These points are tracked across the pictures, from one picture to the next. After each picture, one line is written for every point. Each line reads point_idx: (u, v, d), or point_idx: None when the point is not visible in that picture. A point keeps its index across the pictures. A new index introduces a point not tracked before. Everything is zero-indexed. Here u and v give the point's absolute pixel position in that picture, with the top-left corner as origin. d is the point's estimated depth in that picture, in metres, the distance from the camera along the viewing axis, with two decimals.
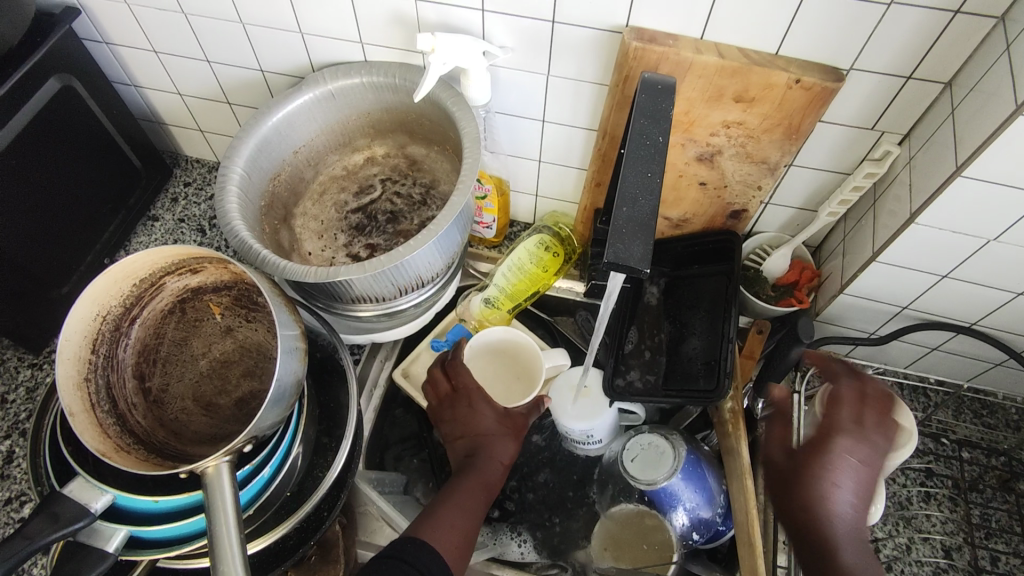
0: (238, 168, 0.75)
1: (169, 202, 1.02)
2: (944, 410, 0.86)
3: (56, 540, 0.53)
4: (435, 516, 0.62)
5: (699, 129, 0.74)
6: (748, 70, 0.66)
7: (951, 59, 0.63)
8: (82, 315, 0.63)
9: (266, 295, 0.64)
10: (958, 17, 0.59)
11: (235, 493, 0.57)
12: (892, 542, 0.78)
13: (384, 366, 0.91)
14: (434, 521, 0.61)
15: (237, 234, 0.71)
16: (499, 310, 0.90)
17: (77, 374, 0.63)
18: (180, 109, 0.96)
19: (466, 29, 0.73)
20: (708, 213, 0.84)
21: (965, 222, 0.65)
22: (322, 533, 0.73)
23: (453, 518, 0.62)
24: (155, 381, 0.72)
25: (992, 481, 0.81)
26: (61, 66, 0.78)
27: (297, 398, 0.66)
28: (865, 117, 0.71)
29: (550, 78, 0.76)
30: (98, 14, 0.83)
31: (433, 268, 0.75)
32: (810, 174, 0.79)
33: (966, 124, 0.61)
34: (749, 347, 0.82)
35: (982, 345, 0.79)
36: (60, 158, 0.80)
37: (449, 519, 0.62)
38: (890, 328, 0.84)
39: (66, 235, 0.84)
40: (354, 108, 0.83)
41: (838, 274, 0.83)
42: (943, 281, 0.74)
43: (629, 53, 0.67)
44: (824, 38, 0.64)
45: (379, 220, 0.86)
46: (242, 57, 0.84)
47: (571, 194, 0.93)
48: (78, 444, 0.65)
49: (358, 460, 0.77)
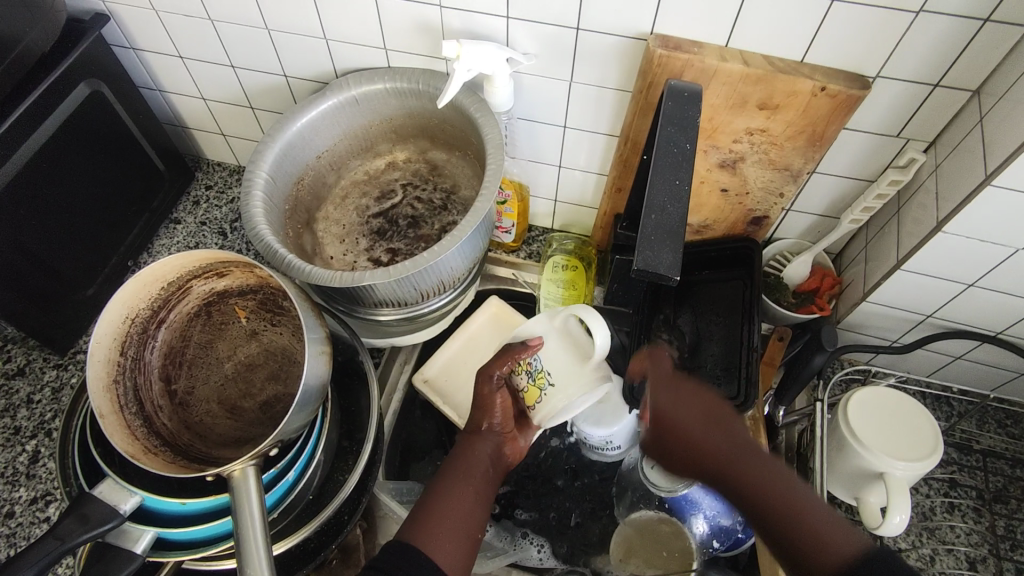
0: (263, 173, 0.76)
1: (191, 205, 1.03)
2: (967, 420, 0.85)
3: (86, 541, 0.54)
4: (429, 519, 0.61)
5: (723, 136, 0.74)
6: (774, 78, 0.66)
7: (980, 67, 0.62)
8: (112, 317, 0.64)
9: (292, 299, 0.64)
10: (988, 24, 0.59)
11: (261, 496, 0.57)
12: (915, 553, 0.77)
13: (403, 370, 0.91)
14: (427, 525, 0.60)
15: (263, 238, 0.72)
16: None
17: (106, 376, 0.64)
18: (203, 114, 0.97)
19: (490, 35, 0.74)
20: (729, 219, 0.84)
21: (993, 231, 0.65)
22: (343, 536, 0.74)
23: (448, 518, 0.61)
24: (181, 383, 0.72)
25: (1017, 492, 0.80)
26: (90, 72, 0.79)
27: (321, 401, 0.66)
28: (890, 125, 0.70)
29: (573, 85, 0.76)
30: (125, 20, 0.84)
31: (455, 273, 0.76)
32: (833, 181, 0.79)
33: (995, 132, 0.61)
34: (770, 355, 0.84)
35: (1007, 354, 0.79)
36: (87, 162, 0.81)
37: (443, 521, 0.60)
38: (913, 337, 0.83)
39: (93, 238, 0.85)
40: (376, 114, 0.83)
41: (860, 281, 0.82)
42: (969, 290, 0.73)
43: (654, 60, 0.67)
44: (851, 45, 0.64)
45: (400, 224, 0.86)
46: (266, 63, 0.85)
47: (591, 199, 0.93)
48: (106, 445, 0.66)
49: (378, 464, 0.78)
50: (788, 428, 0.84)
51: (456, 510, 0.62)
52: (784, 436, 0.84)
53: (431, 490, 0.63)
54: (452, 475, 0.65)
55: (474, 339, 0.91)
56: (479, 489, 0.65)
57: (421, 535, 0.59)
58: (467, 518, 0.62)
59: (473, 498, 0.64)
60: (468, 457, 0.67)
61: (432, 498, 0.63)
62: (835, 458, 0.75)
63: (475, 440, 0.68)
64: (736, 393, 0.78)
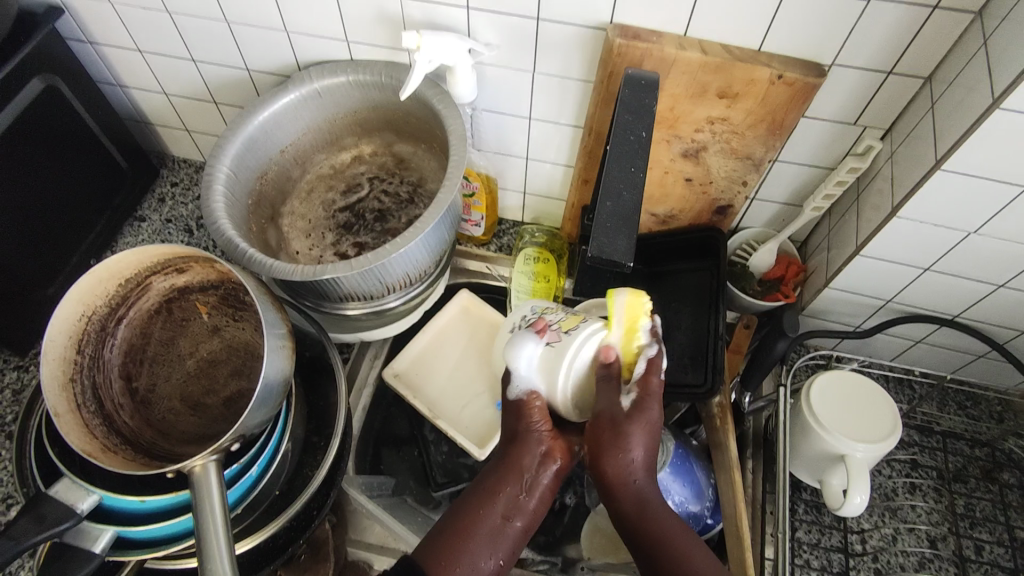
0: (224, 167, 0.75)
1: (156, 202, 1.01)
2: (928, 402, 0.87)
3: (42, 541, 0.53)
4: (449, 538, 0.53)
5: (684, 125, 0.74)
6: (731, 66, 0.67)
7: (930, 54, 0.64)
8: (67, 315, 0.63)
9: (252, 293, 0.64)
10: (936, 12, 0.60)
11: (222, 491, 0.57)
12: (878, 533, 0.79)
13: (374, 364, 0.91)
14: (445, 545, 0.53)
15: (224, 232, 0.71)
16: None
17: (62, 374, 0.63)
18: (165, 109, 0.96)
19: (452, 26, 0.74)
20: (694, 209, 0.85)
21: (945, 216, 0.66)
22: (312, 531, 0.73)
23: (471, 541, 0.53)
24: (143, 381, 0.72)
25: (976, 471, 0.82)
26: (45, 66, 0.78)
27: (284, 395, 0.66)
28: (847, 113, 0.71)
29: (536, 76, 0.76)
30: (81, 13, 0.82)
31: (421, 265, 0.75)
32: (794, 170, 0.80)
33: (945, 118, 0.62)
34: (737, 342, 0.86)
35: (963, 337, 0.80)
36: (44, 158, 0.80)
37: (465, 542, 0.53)
38: (875, 321, 0.85)
39: (52, 237, 0.83)
40: (340, 107, 0.83)
41: (822, 268, 0.83)
42: (925, 274, 0.75)
43: (614, 50, 0.67)
44: (805, 34, 0.65)
45: (367, 218, 0.86)
46: (227, 56, 0.84)
47: (559, 191, 0.93)
48: (64, 445, 0.65)
49: (347, 458, 0.77)
50: (755, 414, 0.85)
51: (483, 530, 0.53)
52: (751, 422, 0.85)
53: (462, 504, 0.55)
54: (490, 487, 0.55)
55: (445, 333, 0.92)
56: (516, 511, 0.55)
57: (436, 560, 0.52)
58: (492, 545, 0.53)
59: (506, 522, 0.54)
60: (509, 470, 0.56)
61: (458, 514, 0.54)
62: (799, 441, 0.76)
63: (520, 448, 0.57)
64: (702, 380, 0.80)
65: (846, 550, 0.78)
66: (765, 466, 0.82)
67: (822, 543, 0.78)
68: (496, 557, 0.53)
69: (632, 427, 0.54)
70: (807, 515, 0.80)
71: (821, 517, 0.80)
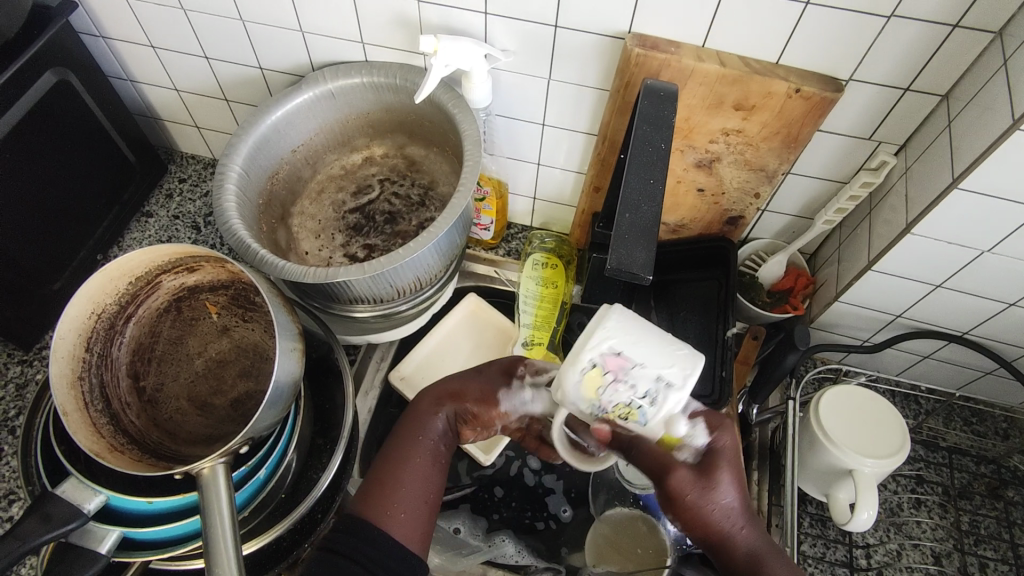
0: (236, 166, 0.74)
1: (163, 198, 1.01)
2: (934, 418, 0.87)
3: (49, 540, 0.52)
4: (382, 484, 0.53)
5: (699, 136, 0.74)
6: (749, 79, 0.66)
7: (949, 72, 0.64)
8: (77, 312, 0.63)
9: (264, 296, 0.63)
10: (956, 31, 0.60)
11: (231, 494, 0.56)
12: (882, 548, 0.79)
13: (380, 366, 0.91)
14: (378, 494, 0.52)
15: (235, 232, 0.71)
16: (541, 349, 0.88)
17: (71, 373, 0.63)
18: (175, 105, 0.95)
19: (469, 31, 0.73)
20: (706, 219, 0.85)
21: (959, 233, 0.66)
22: (316, 535, 0.72)
23: (404, 481, 0.53)
24: (150, 380, 0.72)
25: (981, 488, 0.82)
26: (57, 60, 0.77)
27: (293, 398, 0.65)
28: (863, 127, 0.71)
29: (552, 83, 0.76)
30: (95, 8, 0.82)
31: (431, 270, 0.75)
32: (807, 182, 0.80)
33: (962, 137, 0.62)
34: (745, 352, 0.86)
35: (973, 353, 0.80)
36: (54, 154, 0.80)
37: (400, 485, 0.53)
38: (884, 336, 0.85)
39: (59, 232, 0.83)
40: (353, 108, 0.82)
41: (833, 281, 0.83)
42: (936, 290, 0.75)
43: (632, 59, 0.67)
44: (824, 49, 0.65)
45: (377, 220, 0.85)
46: (241, 54, 0.84)
47: (569, 197, 0.93)
48: (71, 444, 0.65)
49: (353, 463, 0.77)
50: (762, 426, 0.85)
51: (412, 474, 0.54)
52: (757, 434, 0.84)
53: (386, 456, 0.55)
54: (414, 434, 0.57)
55: (451, 337, 0.91)
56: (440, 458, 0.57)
57: (374, 506, 0.52)
58: (425, 488, 0.54)
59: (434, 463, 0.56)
60: (428, 420, 0.58)
61: (385, 461, 0.55)
62: (806, 456, 0.76)
63: (441, 398, 0.59)
64: (709, 390, 0.79)
65: (850, 565, 0.78)
66: (772, 478, 0.81)
67: (827, 557, 0.78)
68: (428, 498, 0.54)
69: (708, 471, 0.52)
70: (812, 529, 0.80)
71: (826, 531, 0.80)
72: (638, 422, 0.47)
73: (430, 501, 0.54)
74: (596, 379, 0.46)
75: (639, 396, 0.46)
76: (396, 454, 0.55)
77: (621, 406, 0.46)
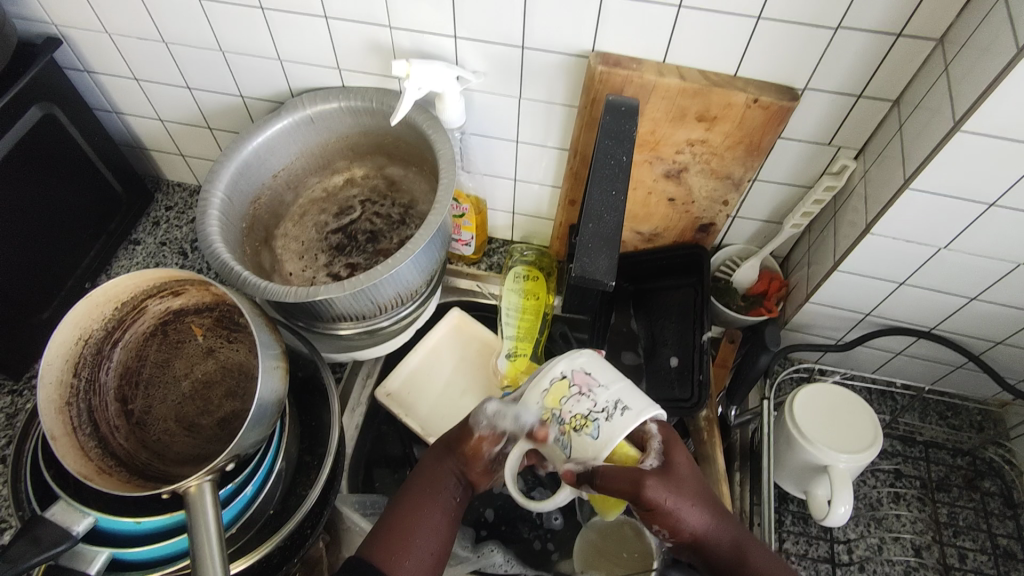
0: (218, 191, 0.76)
1: (150, 226, 1.02)
2: (910, 413, 0.89)
3: (39, 563, 0.53)
4: (395, 532, 0.52)
5: (666, 147, 0.77)
6: (709, 91, 0.69)
7: (897, 78, 0.67)
8: (64, 339, 0.65)
9: (247, 317, 0.65)
10: (900, 40, 0.63)
11: (218, 511, 0.57)
12: (864, 542, 0.80)
13: (366, 383, 0.92)
14: (389, 540, 0.51)
15: (218, 256, 0.72)
16: (525, 360, 0.89)
17: (59, 399, 0.65)
18: (160, 134, 0.97)
19: (440, 55, 0.76)
20: (679, 227, 0.87)
21: (917, 231, 0.69)
22: (306, 550, 0.74)
23: (415, 533, 0.52)
24: (137, 403, 0.73)
25: (958, 480, 0.84)
26: (42, 95, 0.80)
27: (278, 415, 0.67)
28: (821, 133, 0.74)
29: (522, 101, 0.79)
30: (79, 44, 0.84)
31: (411, 285, 0.77)
32: (775, 188, 0.83)
33: (912, 140, 0.65)
34: (721, 356, 0.90)
35: (942, 349, 0.83)
36: (41, 186, 0.81)
37: (410, 535, 0.52)
38: (856, 334, 0.87)
39: (46, 263, 0.84)
40: (333, 132, 0.85)
41: (803, 284, 0.86)
42: (901, 288, 0.77)
43: (596, 76, 0.70)
44: (778, 61, 0.68)
45: (359, 239, 0.87)
46: (222, 84, 0.86)
47: (546, 210, 0.95)
48: (59, 468, 0.66)
49: (340, 478, 0.78)
50: (742, 427, 0.86)
51: (422, 523, 0.53)
52: (738, 435, 0.86)
53: (398, 502, 0.54)
54: (426, 481, 0.55)
55: (436, 351, 0.93)
56: (454, 502, 0.55)
57: (385, 553, 0.50)
58: (434, 536, 0.52)
59: (446, 513, 0.54)
60: (439, 465, 0.56)
61: (398, 509, 0.53)
62: (784, 454, 0.78)
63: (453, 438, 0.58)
64: (689, 395, 0.80)
65: (832, 560, 0.79)
66: (753, 478, 0.82)
67: (810, 554, 0.80)
68: (437, 549, 0.52)
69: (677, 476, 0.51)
70: (794, 526, 0.81)
71: (808, 528, 0.81)
72: (591, 435, 0.53)
73: (440, 551, 0.53)
74: (562, 389, 0.57)
75: (598, 408, 0.55)
76: (406, 500, 0.54)
77: (579, 414, 0.55)
